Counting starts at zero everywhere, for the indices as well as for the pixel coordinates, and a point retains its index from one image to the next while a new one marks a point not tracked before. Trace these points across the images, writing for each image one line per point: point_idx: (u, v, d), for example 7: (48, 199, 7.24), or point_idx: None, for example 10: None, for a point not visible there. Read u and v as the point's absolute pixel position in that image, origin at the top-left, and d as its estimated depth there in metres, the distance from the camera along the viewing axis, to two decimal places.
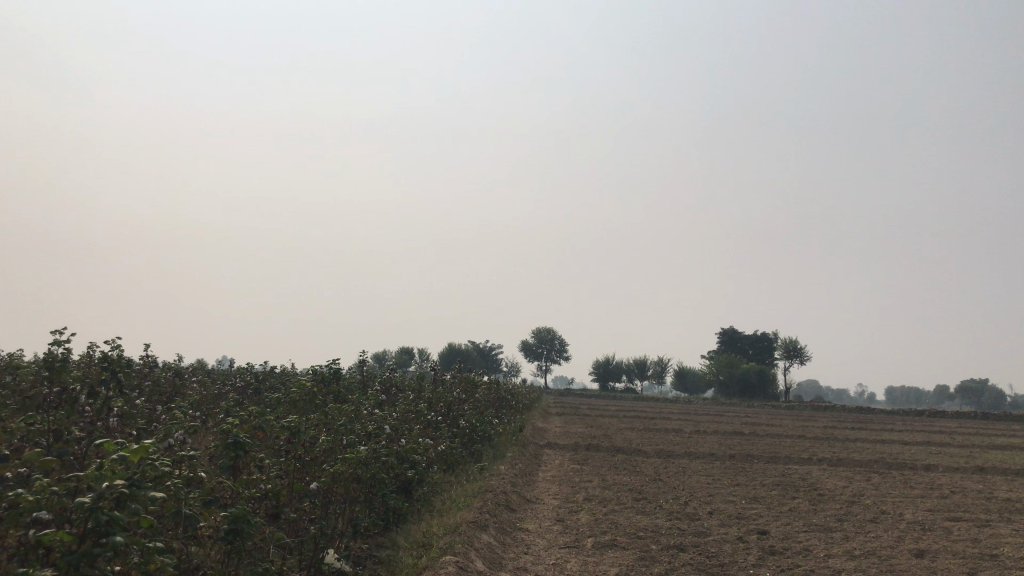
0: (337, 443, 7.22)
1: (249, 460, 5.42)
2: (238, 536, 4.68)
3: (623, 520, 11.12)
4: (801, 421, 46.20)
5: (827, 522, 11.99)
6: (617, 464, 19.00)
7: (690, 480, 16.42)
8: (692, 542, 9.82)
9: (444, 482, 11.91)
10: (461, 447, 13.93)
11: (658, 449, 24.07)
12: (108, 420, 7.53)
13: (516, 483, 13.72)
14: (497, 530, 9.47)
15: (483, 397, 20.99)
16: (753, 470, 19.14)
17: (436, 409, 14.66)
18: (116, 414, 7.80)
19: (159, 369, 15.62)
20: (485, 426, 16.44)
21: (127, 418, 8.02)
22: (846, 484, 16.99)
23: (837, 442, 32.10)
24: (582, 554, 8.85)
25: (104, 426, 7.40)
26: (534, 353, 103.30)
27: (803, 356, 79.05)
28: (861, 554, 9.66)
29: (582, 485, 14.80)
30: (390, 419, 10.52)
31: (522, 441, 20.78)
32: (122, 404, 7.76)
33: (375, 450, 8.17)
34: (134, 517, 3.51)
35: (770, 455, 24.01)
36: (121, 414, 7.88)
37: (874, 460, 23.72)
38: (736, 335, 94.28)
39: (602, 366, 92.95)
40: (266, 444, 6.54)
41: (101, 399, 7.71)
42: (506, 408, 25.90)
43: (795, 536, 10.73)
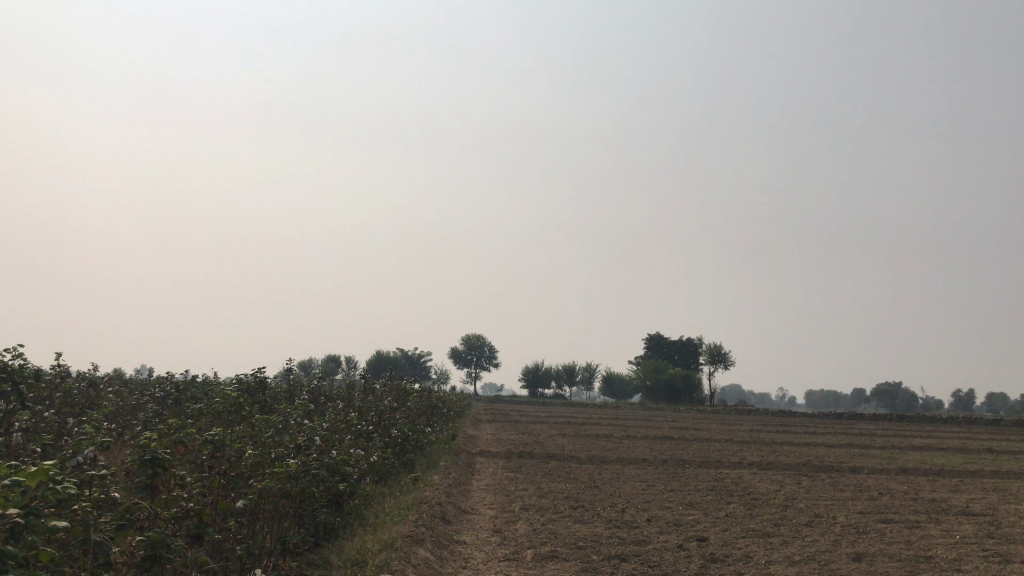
0: (266, 457, 6.76)
1: (168, 478, 4.96)
2: (155, 562, 4.24)
3: (562, 529, 10.87)
4: (728, 425, 46.89)
5: (764, 526, 11.97)
6: (551, 471, 18.81)
7: (625, 486, 16.32)
8: (633, 551, 9.62)
9: (376, 494, 11.47)
10: (393, 457, 13.51)
11: (591, 455, 23.97)
12: (10, 435, 6.95)
13: (450, 493, 13.36)
14: (434, 544, 9.09)
15: (414, 406, 20.58)
16: (686, 475, 19.15)
17: (367, 417, 14.21)
18: (19, 428, 7.20)
19: (72, 379, 14.80)
20: (417, 435, 16.05)
21: (32, 432, 7.42)
22: (777, 487, 17.14)
23: (764, 445, 32.57)
24: (522, 567, 8.55)
25: (5, 442, 6.81)
26: (463, 359, 102.79)
27: (728, 361, 80.50)
28: (800, 559, 9.61)
29: (518, 493, 14.53)
30: (319, 429, 10.06)
31: (454, 449, 20.41)
32: (25, 418, 7.17)
33: (305, 462, 7.73)
34: (30, 550, 3.06)
35: (702, 460, 24.15)
36: (25, 428, 7.29)
37: (802, 463, 24.05)
38: (663, 341, 95.51)
39: (531, 373, 93.02)
40: (188, 459, 6.07)
41: (1, 413, 7.11)
42: (437, 415, 25.49)
43: (733, 542, 10.65)
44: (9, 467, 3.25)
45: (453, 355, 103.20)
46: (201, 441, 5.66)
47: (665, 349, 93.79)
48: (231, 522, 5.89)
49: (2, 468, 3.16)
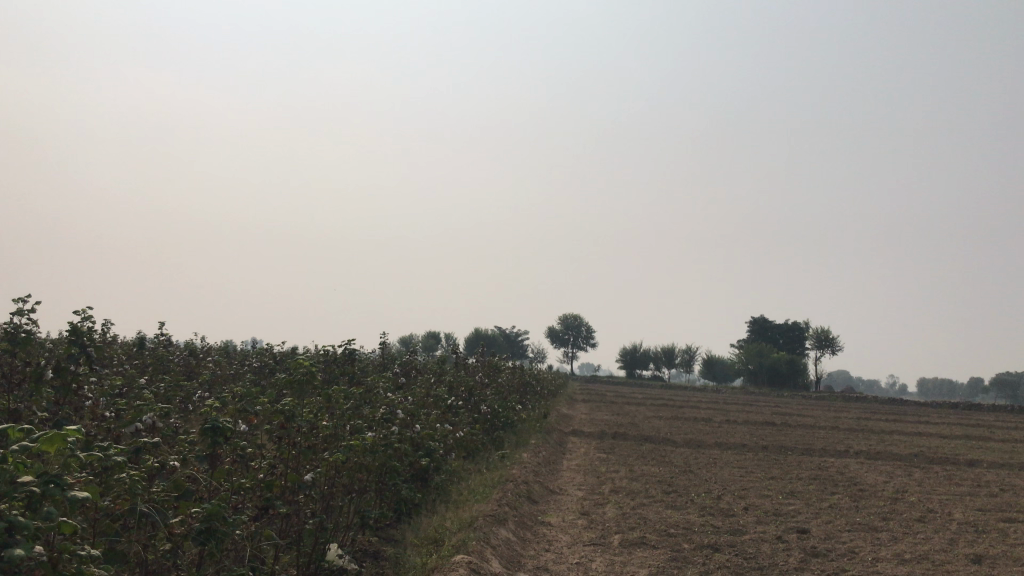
0: (340, 430, 6.56)
1: (229, 449, 4.78)
2: (212, 536, 4.05)
3: (652, 514, 10.40)
4: (834, 412, 45.07)
5: (871, 521, 11.21)
6: (644, 453, 18.30)
7: (721, 471, 15.70)
8: (727, 541, 9.07)
9: (462, 470, 11.27)
10: (481, 434, 13.30)
11: (687, 439, 23.28)
12: (85, 400, 6.96)
13: (538, 472, 13.06)
14: (517, 524, 8.78)
15: (507, 383, 20.40)
16: (788, 463, 18.31)
17: (456, 393, 14.04)
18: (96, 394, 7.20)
19: (173, 348, 15.18)
20: (507, 412, 15.82)
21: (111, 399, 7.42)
22: (886, 478, 16.17)
23: (873, 434, 31.04)
24: (608, 553, 8.14)
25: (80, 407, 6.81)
26: (561, 339, 102.65)
27: (835, 346, 77.57)
28: (912, 558, 8.88)
29: (608, 475, 14.12)
30: (404, 402, 9.87)
31: (546, 427, 20.14)
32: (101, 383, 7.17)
33: (383, 435, 7.51)
34: (48, 522, 2.87)
35: (806, 447, 23.12)
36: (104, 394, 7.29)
37: (914, 454, 22.77)
38: (766, 325, 92.80)
39: (629, 354, 91.99)
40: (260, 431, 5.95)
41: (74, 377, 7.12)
42: (530, 393, 25.26)
43: (838, 536, 9.97)
44: (29, 431, 3.05)
45: (551, 334, 103.07)
46: (271, 412, 5.44)
47: (768, 332, 91.13)
48: (301, 497, 5.68)
49: (18, 432, 2.98)
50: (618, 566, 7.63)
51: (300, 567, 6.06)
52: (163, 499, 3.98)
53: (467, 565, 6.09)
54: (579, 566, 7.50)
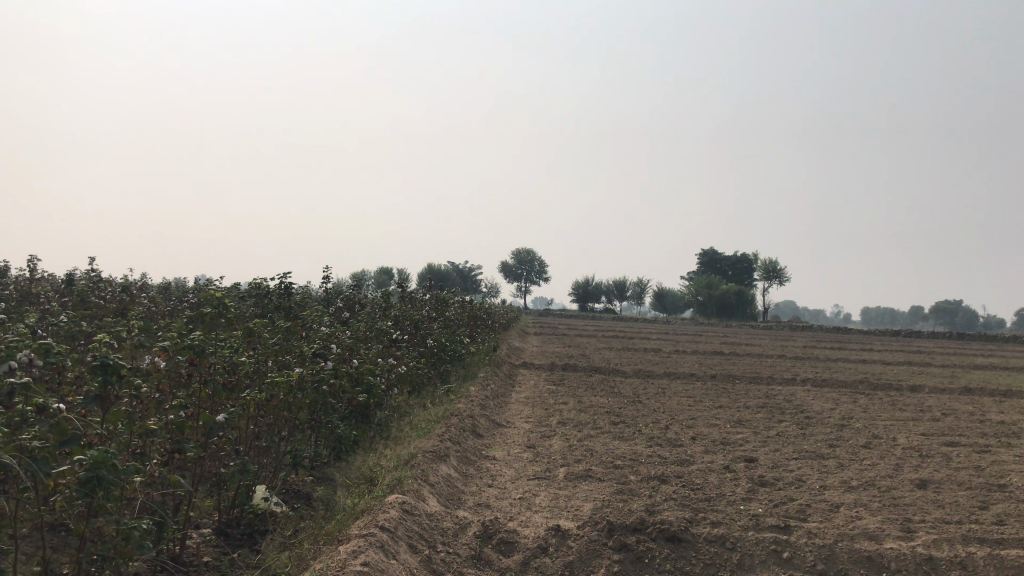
0: (260, 366, 6.16)
1: (125, 389, 4.34)
2: (99, 487, 3.64)
3: (599, 446, 10.21)
4: (780, 342, 45.72)
5: (818, 448, 11.18)
6: (594, 384, 18.17)
7: (670, 402, 15.63)
8: (675, 472, 8.89)
9: (404, 406, 10.93)
10: (427, 367, 12.97)
11: (637, 369, 23.27)
12: None
13: (486, 406, 12.80)
14: (459, 460, 8.47)
15: (455, 316, 20.03)
16: (736, 392, 18.34)
17: (401, 327, 13.63)
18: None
19: (104, 284, 14.55)
20: (455, 345, 15.49)
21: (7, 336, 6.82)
22: (832, 405, 16.28)
23: (819, 362, 31.55)
24: (553, 487, 7.90)
25: None
26: (513, 273, 102.54)
27: (783, 277, 78.68)
28: (859, 485, 8.81)
29: (557, 407, 13.94)
30: (340, 336, 9.42)
31: (495, 360, 19.90)
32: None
33: (314, 370, 7.09)
34: None
35: (754, 376, 23.28)
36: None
37: (859, 381, 23.06)
38: (716, 257, 93.58)
39: (581, 288, 92.21)
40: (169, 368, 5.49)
41: None
42: (479, 326, 25.00)
43: (785, 464, 9.89)
44: None
45: (504, 269, 102.74)
46: (177, 346, 5.00)
47: (717, 265, 92.04)
48: (217, 439, 5.30)
49: None
50: (563, 500, 7.38)
51: (220, 513, 5.70)
52: (38, 446, 3.57)
53: (400, 506, 5.72)
54: (522, 502, 7.22)
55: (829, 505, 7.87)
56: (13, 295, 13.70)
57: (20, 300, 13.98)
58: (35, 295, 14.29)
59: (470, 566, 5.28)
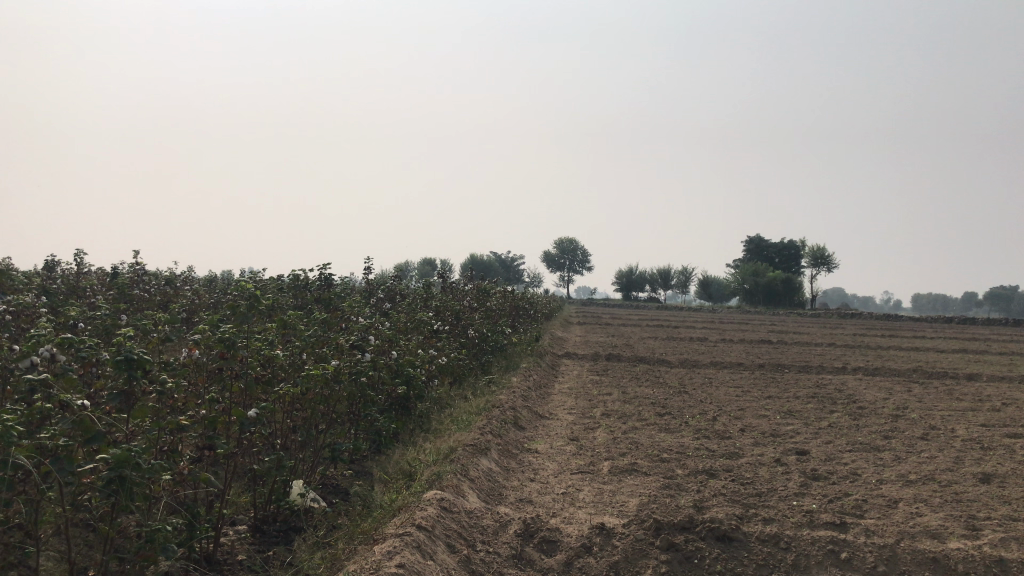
0: (295, 359, 6.02)
1: (152, 384, 4.24)
2: (122, 487, 3.52)
3: (645, 439, 9.94)
4: (829, 330, 44.81)
5: (873, 440, 10.77)
6: (639, 374, 17.87)
7: (717, 392, 15.27)
8: (724, 466, 8.59)
9: (445, 398, 10.77)
10: (468, 358, 12.80)
11: (682, 359, 22.87)
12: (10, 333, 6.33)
13: (528, 397, 12.60)
14: (500, 454, 8.26)
15: (497, 306, 19.84)
16: (785, 381, 17.89)
17: (442, 317, 13.47)
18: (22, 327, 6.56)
19: (149, 277, 14.62)
20: (497, 335, 15.29)
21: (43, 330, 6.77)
22: (886, 395, 15.78)
23: (870, 351, 30.78)
24: (597, 482, 7.66)
25: None
26: (556, 262, 102.13)
27: (831, 263, 77.19)
28: (918, 479, 8.43)
29: (601, 398, 13.67)
30: (379, 328, 9.28)
31: (538, 350, 19.68)
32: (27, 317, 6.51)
33: (351, 363, 6.93)
34: None
35: (803, 365, 22.75)
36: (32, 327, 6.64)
37: (912, 370, 22.39)
38: (762, 244, 92.14)
39: (624, 277, 91.49)
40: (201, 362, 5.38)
41: None
42: (522, 317, 24.80)
43: (838, 457, 9.53)
44: None
45: (546, 258, 102.37)
46: (207, 339, 4.87)
47: (763, 252, 90.64)
48: (250, 434, 5.17)
49: None
50: (608, 496, 7.15)
51: (255, 510, 5.59)
52: (58, 443, 3.46)
53: (438, 503, 5.55)
54: (565, 498, 7.00)
55: (887, 501, 7.52)
56: (60, 288, 13.84)
57: (67, 294, 14.12)
58: (82, 289, 14.43)
59: (511, 567, 5.09)
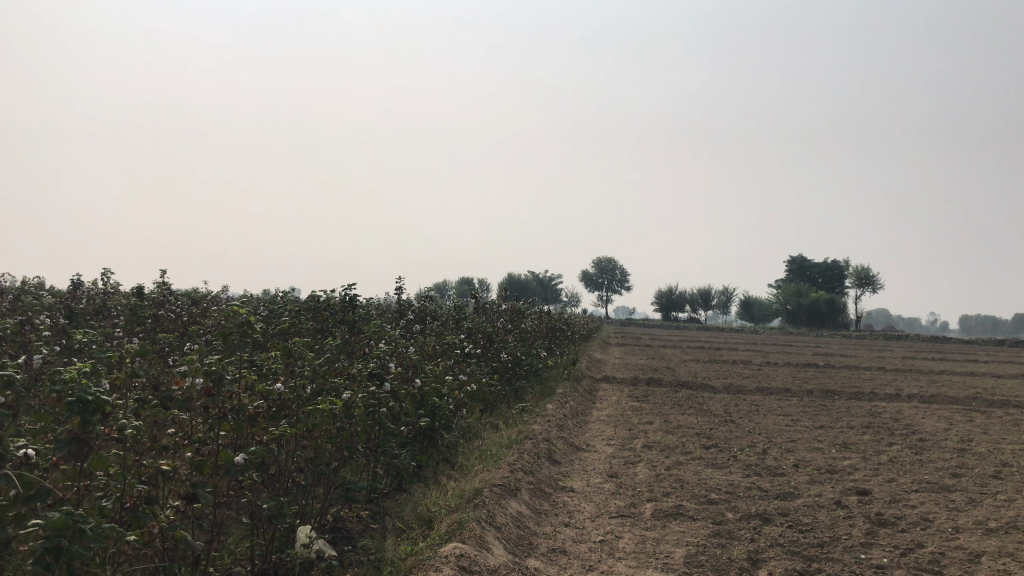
0: (299, 394, 5.46)
1: (116, 426, 3.72)
2: (60, 559, 2.98)
3: (690, 475, 9.16)
4: (876, 352, 43.23)
5: (941, 479, 9.83)
6: (681, 401, 17.03)
7: (765, 421, 14.37)
8: (779, 509, 7.79)
9: (474, 428, 10.11)
10: (501, 385, 12.11)
11: (726, 384, 21.92)
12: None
13: (563, 426, 11.87)
14: (532, 494, 7.56)
15: (533, 328, 19.12)
16: (837, 410, 16.90)
17: (475, 339, 12.80)
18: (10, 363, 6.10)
19: (176, 298, 14.17)
20: (531, 360, 14.59)
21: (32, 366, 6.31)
22: (947, 426, 14.74)
23: (924, 375, 29.47)
24: (639, 527, 6.91)
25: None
26: (594, 283, 101.20)
27: (876, 284, 75.25)
28: (998, 528, 7.54)
29: (641, 428, 12.87)
30: (404, 353, 8.62)
31: (575, 375, 18.90)
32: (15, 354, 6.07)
33: (367, 395, 6.32)
34: None
35: (853, 391, 21.64)
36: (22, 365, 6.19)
37: (972, 397, 21.19)
38: (805, 264, 90.23)
39: (664, 297, 90.27)
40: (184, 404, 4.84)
41: None
42: (559, 339, 24.02)
43: (904, 499, 8.66)
44: None
45: (584, 278, 101.50)
46: (194, 373, 4.40)
47: (807, 272, 88.83)
48: (241, 481, 4.63)
49: None
50: (651, 546, 6.39)
51: (253, 565, 4.99)
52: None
53: (457, 561, 4.85)
54: (604, 547, 6.27)
55: (966, 554, 6.68)
56: (86, 310, 13.49)
57: (93, 314, 13.81)
58: (108, 310, 14.11)
59: None
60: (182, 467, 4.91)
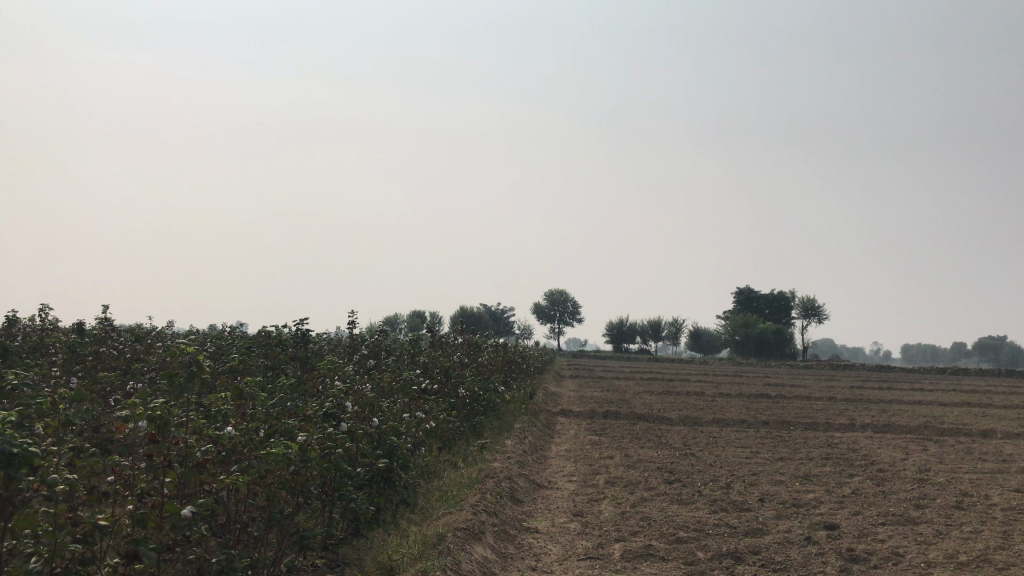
0: (251, 438, 5.12)
1: (47, 482, 3.39)
2: None
3: (656, 513, 8.94)
4: (825, 382, 43.73)
5: (906, 511, 9.75)
6: (640, 434, 16.84)
7: (725, 454, 14.25)
8: (750, 547, 7.59)
9: (433, 466, 9.76)
10: (459, 421, 11.80)
11: (683, 415, 21.82)
12: None
13: (524, 463, 11.57)
14: (497, 537, 7.25)
15: (488, 362, 18.82)
16: (794, 441, 16.88)
17: (432, 374, 12.47)
18: None
19: (118, 335, 13.60)
20: (489, 394, 14.29)
21: None
22: (904, 455, 14.79)
23: (874, 404, 29.79)
24: (609, 570, 6.65)
25: None
26: (546, 314, 101.29)
27: (823, 313, 76.51)
28: (969, 561, 7.44)
29: (602, 462, 12.64)
30: (360, 391, 8.27)
31: (532, 409, 18.62)
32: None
33: (324, 436, 5.98)
34: None
35: (808, 421, 21.69)
36: None
37: (923, 425, 21.40)
38: (753, 295, 91.56)
39: (616, 329, 90.67)
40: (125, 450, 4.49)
41: None
42: (514, 372, 23.69)
43: (872, 532, 8.53)
44: None
45: (536, 310, 101.51)
46: (137, 417, 4.10)
47: (755, 303, 90.08)
48: (187, 535, 4.30)
49: None
50: None
51: None
52: None
53: None
54: None
55: None
56: (23, 348, 12.87)
57: (30, 353, 13.19)
58: (45, 347, 13.47)
59: None
60: (123, 519, 4.58)
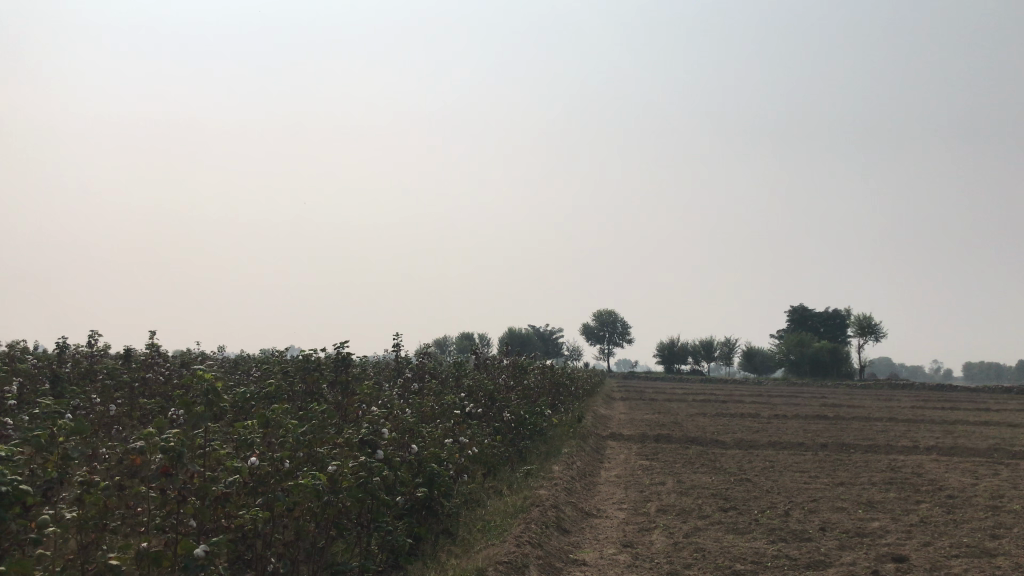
0: (277, 469, 4.89)
1: None
2: None
3: (711, 543, 8.49)
4: (884, 402, 42.41)
5: (980, 541, 9.13)
6: (692, 458, 16.30)
7: (782, 479, 13.67)
8: None
9: (476, 494, 9.43)
10: (503, 446, 11.48)
11: (737, 438, 21.15)
12: None
13: (571, 489, 11.18)
14: (542, 571, 6.89)
15: (535, 385, 18.43)
16: (855, 464, 16.18)
17: (476, 398, 12.17)
18: None
19: (164, 360, 13.56)
20: (535, 418, 13.93)
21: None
22: (973, 480, 14.03)
23: (936, 425, 28.67)
24: None
25: None
26: (595, 336, 100.45)
27: (880, 332, 74.55)
28: None
29: (653, 489, 12.18)
30: (398, 416, 7.99)
31: (581, 432, 18.17)
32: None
33: (358, 466, 5.71)
34: None
35: (869, 444, 20.87)
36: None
37: (992, 448, 20.44)
38: (806, 313, 89.72)
39: (666, 349, 89.52)
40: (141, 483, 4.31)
41: None
42: (563, 396, 23.27)
43: (944, 565, 7.97)
44: None
45: (585, 331, 100.77)
46: (150, 450, 3.92)
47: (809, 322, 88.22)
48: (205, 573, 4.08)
49: None
50: None
51: None
52: None
53: None
54: None
55: None
56: (71, 374, 12.88)
57: (79, 379, 13.21)
58: (94, 374, 13.48)
59: None
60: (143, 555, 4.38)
